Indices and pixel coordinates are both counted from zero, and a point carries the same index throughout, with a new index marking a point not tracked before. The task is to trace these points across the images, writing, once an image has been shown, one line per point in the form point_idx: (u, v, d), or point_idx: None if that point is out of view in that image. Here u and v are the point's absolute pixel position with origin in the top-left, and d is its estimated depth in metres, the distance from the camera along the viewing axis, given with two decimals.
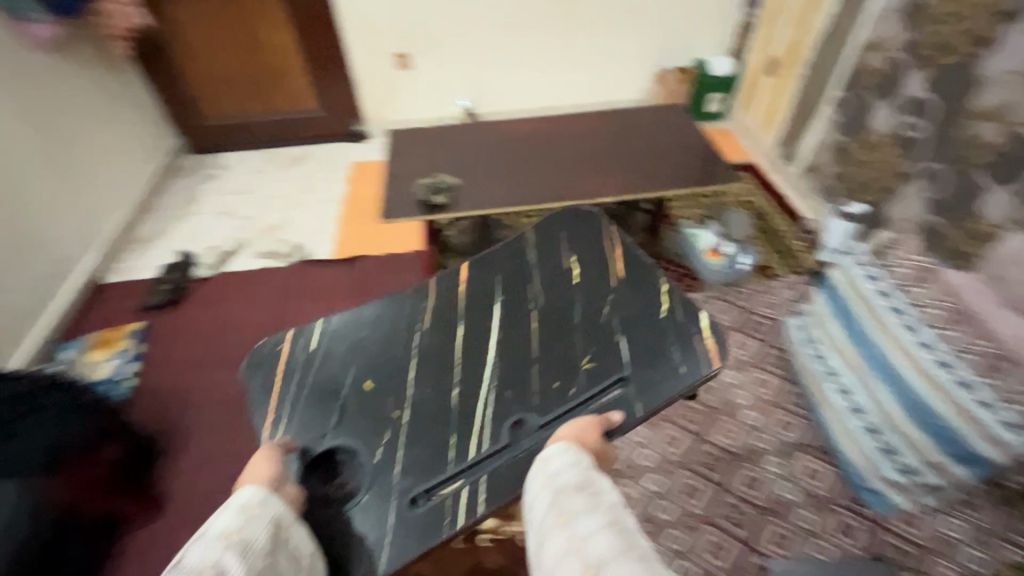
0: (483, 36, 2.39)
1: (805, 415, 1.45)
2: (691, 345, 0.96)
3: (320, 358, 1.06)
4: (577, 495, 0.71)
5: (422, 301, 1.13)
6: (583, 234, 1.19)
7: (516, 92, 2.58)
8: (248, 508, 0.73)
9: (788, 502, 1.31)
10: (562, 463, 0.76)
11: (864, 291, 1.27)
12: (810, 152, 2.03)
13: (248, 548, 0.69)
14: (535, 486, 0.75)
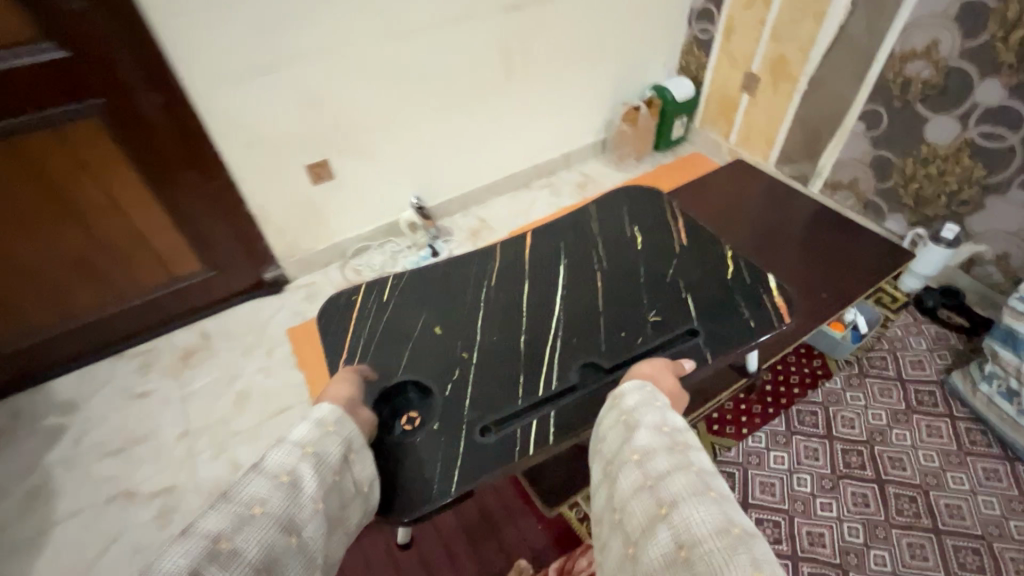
0: (420, 115, 1.75)
1: (966, 425, 1.33)
2: (761, 308, 1.28)
3: (390, 309, 1.38)
4: (658, 436, 0.86)
5: (490, 260, 1.50)
6: (647, 211, 1.59)
7: (467, 170, 2.01)
8: (324, 424, 0.85)
9: (999, 518, 1.18)
10: (635, 400, 0.95)
11: None
12: (832, 170, 1.87)
13: (327, 463, 0.81)
14: (615, 420, 0.93)
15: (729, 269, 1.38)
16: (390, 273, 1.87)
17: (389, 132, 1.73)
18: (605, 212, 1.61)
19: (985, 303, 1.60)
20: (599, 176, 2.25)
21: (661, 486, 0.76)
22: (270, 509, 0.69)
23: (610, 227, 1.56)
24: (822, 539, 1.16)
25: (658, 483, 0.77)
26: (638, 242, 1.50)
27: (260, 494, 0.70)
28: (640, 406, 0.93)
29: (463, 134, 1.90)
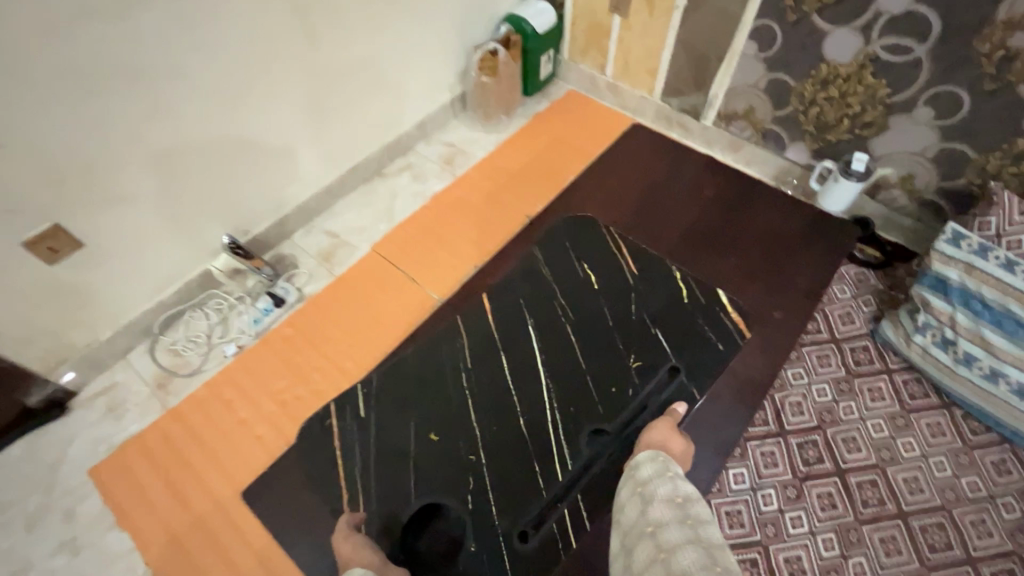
0: (200, 123, 1.21)
1: (901, 377, 1.26)
2: (724, 325, 1.30)
3: (374, 424, 1.20)
4: (668, 507, 0.81)
5: (456, 339, 1.30)
6: (588, 245, 1.45)
7: (292, 178, 1.50)
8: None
9: (951, 479, 1.13)
10: (650, 469, 0.91)
11: (1003, 277, 1.12)
12: (724, 100, 1.63)
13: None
14: (631, 490, 0.89)
15: (686, 291, 1.35)
16: (224, 344, 1.38)
17: (154, 159, 1.17)
18: (555, 255, 1.43)
19: (890, 226, 1.52)
20: (467, 144, 1.83)
21: (673, 564, 0.71)
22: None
23: (563, 273, 1.40)
24: (799, 562, 1.05)
25: (669, 560, 0.71)
26: (593, 282, 1.38)
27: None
28: (655, 475, 0.89)
29: (275, 133, 1.37)
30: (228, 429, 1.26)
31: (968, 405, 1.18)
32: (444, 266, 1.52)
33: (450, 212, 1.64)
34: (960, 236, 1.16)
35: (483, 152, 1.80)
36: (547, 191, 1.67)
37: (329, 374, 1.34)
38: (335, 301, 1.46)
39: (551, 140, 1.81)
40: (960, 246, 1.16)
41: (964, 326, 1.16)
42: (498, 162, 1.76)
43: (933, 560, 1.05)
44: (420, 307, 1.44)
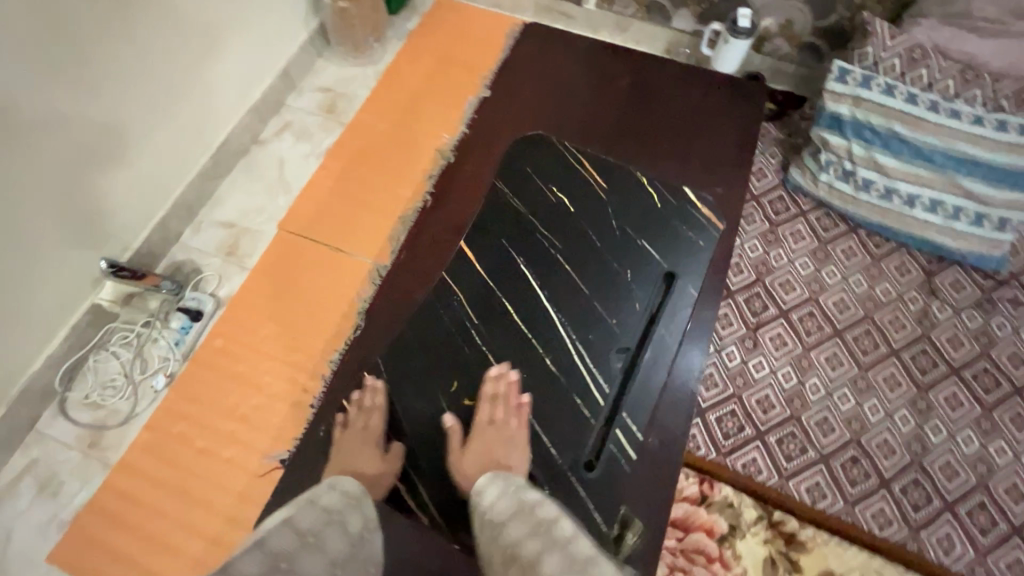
0: (17, 121, 0.98)
1: (815, 215, 1.38)
2: (695, 219, 1.34)
3: (399, 409, 1.14)
4: (495, 497, 0.92)
5: (451, 299, 1.24)
6: (551, 169, 1.39)
7: (151, 169, 1.27)
8: (348, 495, 0.87)
9: (870, 291, 1.30)
10: (486, 484, 0.95)
11: (888, 103, 1.23)
12: None
13: (349, 533, 0.81)
14: (478, 515, 0.92)
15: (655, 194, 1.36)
16: (151, 377, 1.22)
17: None
18: (521, 183, 1.38)
19: (777, 76, 1.57)
20: (344, 84, 1.63)
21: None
22: (295, 566, 0.70)
23: (528, 200, 1.35)
24: (768, 400, 1.18)
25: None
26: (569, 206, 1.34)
27: (295, 551, 0.72)
28: (514, 511, 0.88)
29: (120, 116, 1.16)
30: (192, 464, 1.15)
31: (871, 226, 1.33)
32: (372, 230, 1.40)
33: (352, 166, 1.49)
34: (846, 72, 1.25)
35: (365, 91, 1.62)
36: (450, 117, 1.56)
37: (282, 374, 1.23)
38: (258, 296, 1.32)
39: (437, 61, 1.65)
40: (846, 82, 1.25)
41: (860, 155, 1.27)
42: (386, 99, 1.59)
43: (867, 362, 1.23)
44: (357, 278, 1.34)
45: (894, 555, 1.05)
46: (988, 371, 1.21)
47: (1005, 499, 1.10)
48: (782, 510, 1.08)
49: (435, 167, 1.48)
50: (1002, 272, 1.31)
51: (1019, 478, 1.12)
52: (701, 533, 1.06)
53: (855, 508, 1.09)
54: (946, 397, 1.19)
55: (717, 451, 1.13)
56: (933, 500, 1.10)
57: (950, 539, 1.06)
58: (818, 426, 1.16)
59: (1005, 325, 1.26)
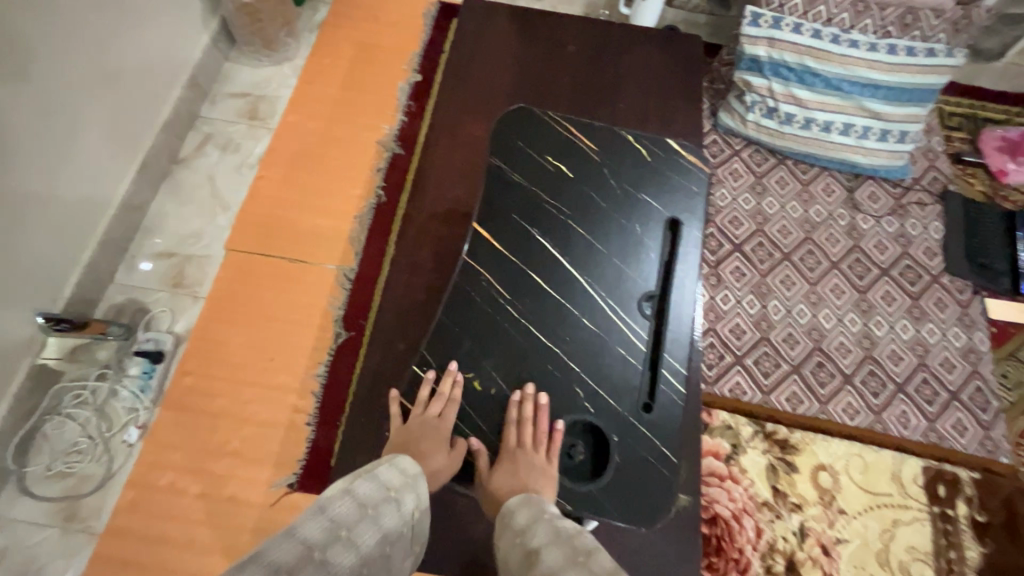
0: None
1: (749, 153, 1.49)
2: None
3: None
4: (545, 532, 0.66)
5: None
6: None
7: (66, 208, 1.14)
8: (407, 473, 0.72)
9: (806, 214, 1.44)
10: (525, 514, 0.69)
11: (798, 41, 1.34)
12: None
13: (400, 515, 0.67)
14: (507, 545, 0.68)
15: None
16: (120, 432, 1.13)
17: None
18: None
19: (691, 27, 1.66)
20: (262, 86, 1.53)
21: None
22: (329, 559, 0.55)
23: None
24: (740, 327, 1.29)
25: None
26: None
27: (330, 544, 0.57)
28: (531, 521, 0.68)
29: (18, 151, 1.02)
30: (189, 510, 1.08)
31: (799, 154, 1.45)
32: (334, 235, 1.35)
33: (296, 170, 1.41)
34: (758, 16, 1.34)
35: (286, 90, 1.53)
36: (388, 107, 1.51)
37: (269, 400, 1.18)
38: (222, 323, 1.24)
39: (357, 50, 1.59)
40: (759, 24, 1.35)
41: (780, 92, 1.38)
42: (312, 96, 1.51)
43: (814, 277, 1.36)
44: (325, 286, 1.29)
45: (867, 439, 1.19)
46: (910, 266, 1.39)
47: (942, 372, 1.28)
48: (773, 421, 1.20)
49: (380, 161, 1.44)
50: (906, 179, 1.49)
51: (949, 351, 1.30)
52: (711, 457, 1.15)
53: (829, 406, 1.23)
54: (883, 295, 1.35)
55: (707, 382, 1.22)
56: (888, 384, 1.26)
57: (907, 415, 1.23)
58: (785, 342, 1.28)
59: (917, 225, 1.44)
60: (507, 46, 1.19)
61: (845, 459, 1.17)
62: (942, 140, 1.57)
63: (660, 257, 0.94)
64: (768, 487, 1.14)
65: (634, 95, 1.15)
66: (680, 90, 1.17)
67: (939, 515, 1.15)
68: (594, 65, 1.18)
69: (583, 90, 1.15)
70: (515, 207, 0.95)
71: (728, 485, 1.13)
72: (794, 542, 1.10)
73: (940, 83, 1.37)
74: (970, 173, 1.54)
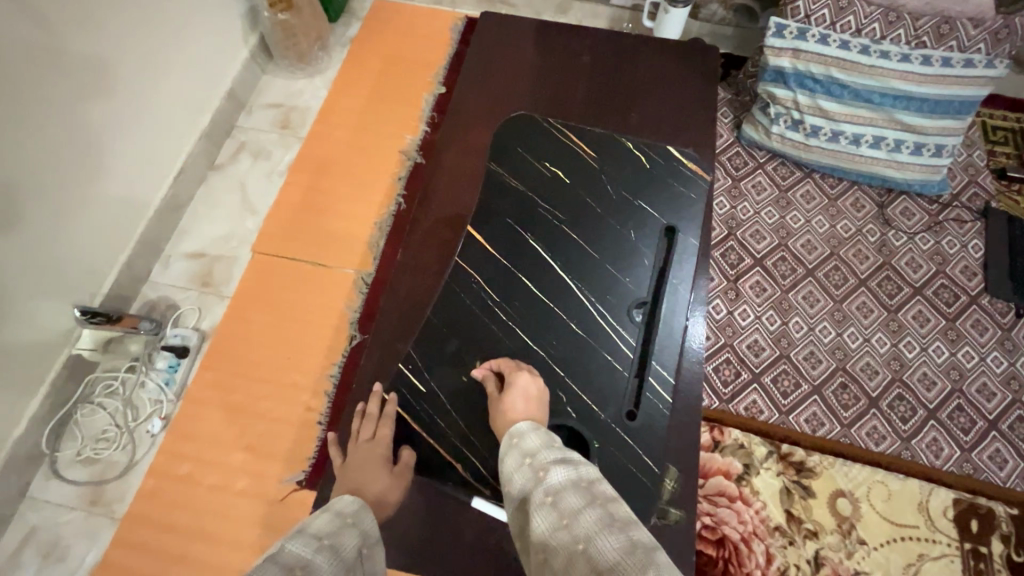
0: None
1: (773, 165, 1.45)
2: None
3: None
4: (555, 462, 0.60)
5: None
6: None
7: (107, 208, 1.21)
8: (345, 515, 0.68)
9: (833, 229, 1.38)
10: (535, 441, 0.64)
11: (826, 52, 1.30)
12: None
13: (345, 557, 0.62)
14: (511, 466, 0.62)
15: None
16: (145, 423, 1.19)
17: None
18: None
19: (719, 38, 1.65)
20: (295, 97, 1.60)
21: (595, 555, 0.49)
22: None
23: None
24: (759, 343, 1.24)
25: (590, 551, 0.50)
26: None
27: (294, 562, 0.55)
28: (543, 449, 0.63)
29: (63, 153, 1.09)
30: (204, 500, 1.12)
31: (825, 168, 1.41)
32: (352, 239, 1.39)
33: (320, 178, 1.47)
34: (782, 27, 1.31)
35: (317, 101, 1.59)
36: (412, 117, 1.55)
37: (286, 397, 1.21)
38: (245, 321, 1.29)
39: (385, 63, 1.64)
40: (784, 36, 1.32)
41: (806, 104, 1.34)
42: (341, 106, 1.57)
43: (840, 295, 1.31)
44: (342, 289, 1.33)
45: (892, 466, 1.13)
46: (946, 286, 1.32)
47: (979, 399, 1.20)
48: (789, 442, 1.15)
49: (401, 170, 1.48)
50: (944, 195, 1.42)
51: (987, 377, 1.22)
52: (720, 476, 1.11)
53: (851, 429, 1.17)
54: (914, 315, 1.29)
55: (720, 399, 1.19)
56: (918, 410, 1.19)
57: (938, 442, 1.16)
58: (806, 360, 1.23)
59: (954, 243, 1.37)
60: (524, 57, 1.21)
61: (867, 486, 1.11)
62: (984, 155, 1.49)
63: (655, 264, 0.93)
64: (782, 511, 1.09)
65: (649, 105, 1.15)
66: (695, 102, 1.16)
67: (970, 552, 1.07)
68: (609, 75, 1.19)
69: (595, 100, 1.16)
70: (509, 211, 0.98)
71: (741, 508, 1.09)
72: (808, 571, 1.05)
73: (980, 94, 1.30)
74: (1016, 189, 1.45)
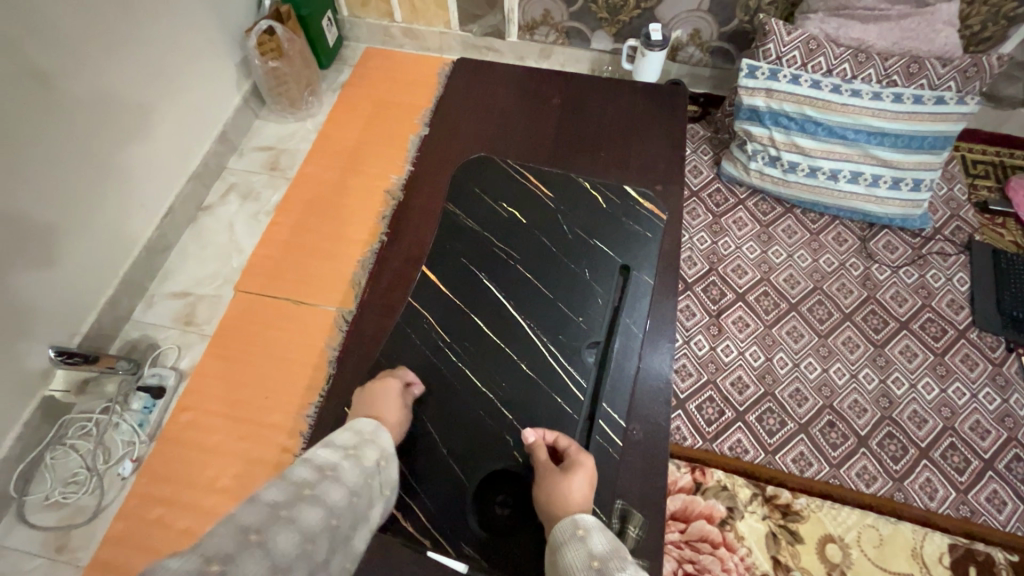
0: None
1: (751, 200, 1.46)
2: None
3: None
4: (623, 571, 0.54)
5: None
6: None
7: (92, 248, 1.23)
8: (363, 433, 0.71)
9: (815, 263, 1.38)
10: (604, 541, 0.60)
11: (798, 90, 1.33)
12: (521, 13, 1.65)
13: (365, 467, 0.66)
14: (571, 561, 0.58)
15: None
16: (117, 465, 1.17)
17: None
18: None
19: (697, 80, 1.70)
20: (285, 140, 1.64)
21: None
22: (320, 495, 0.58)
23: None
24: (742, 381, 1.22)
25: None
26: None
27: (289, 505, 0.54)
28: (608, 549, 0.58)
29: (45, 193, 1.10)
30: (171, 548, 1.08)
31: (803, 203, 1.42)
32: (333, 278, 1.40)
33: (304, 216, 1.49)
34: (754, 69, 1.35)
35: (307, 144, 1.64)
36: (396, 158, 1.59)
37: (260, 438, 1.19)
38: (223, 360, 1.28)
39: (375, 106, 1.69)
40: (756, 76, 1.35)
41: (782, 142, 1.36)
42: (329, 147, 1.61)
43: (824, 329, 1.29)
44: (323, 327, 1.33)
45: (884, 508, 1.09)
46: (933, 320, 1.30)
47: (972, 437, 1.16)
48: (774, 483, 1.11)
49: (387, 210, 1.50)
50: (926, 228, 1.42)
51: (981, 414, 1.19)
52: (703, 520, 1.07)
53: (841, 470, 1.13)
54: (901, 351, 1.26)
55: (703, 438, 1.16)
56: (909, 448, 1.15)
57: (932, 483, 1.11)
58: (792, 398, 1.20)
59: (938, 276, 1.36)
60: (498, 101, 1.25)
61: (857, 530, 1.07)
62: (966, 189, 1.49)
63: (608, 303, 0.95)
64: (769, 558, 1.05)
65: (621, 145, 1.18)
66: (666, 141, 1.18)
67: None
68: (579, 117, 1.22)
69: (568, 141, 1.18)
70: (465, 252, 1.01)
71: (728, 554, 1.05)
72: None
73: (954, 129, 1.32)
74: (1000, 222, 1.45)
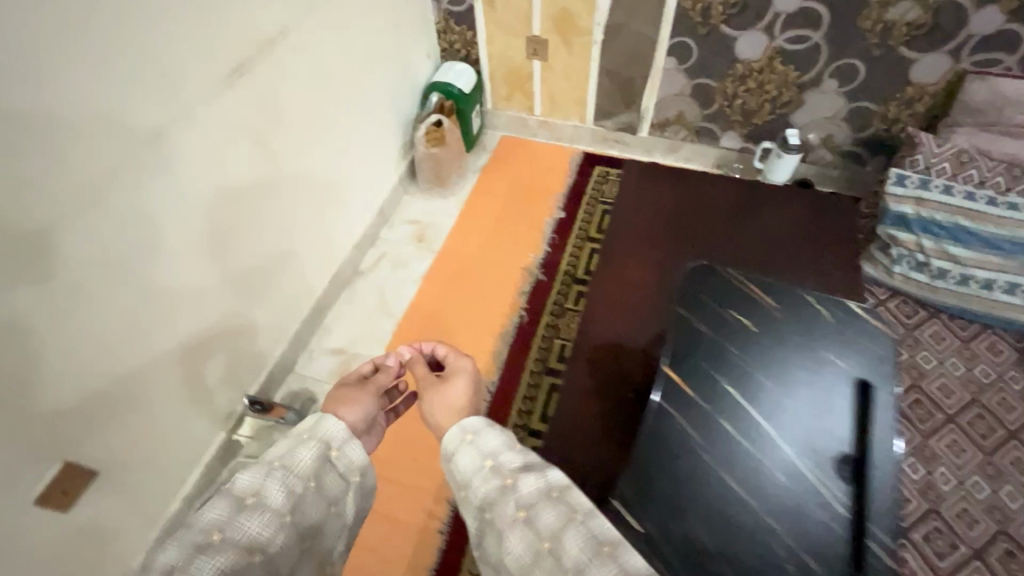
0: (191, 284, 1.06)
1: (893, 303, 1.46)
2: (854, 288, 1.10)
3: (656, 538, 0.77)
4: (519, 455, 0.62)
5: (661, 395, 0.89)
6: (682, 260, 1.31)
7: (278, 304, 1.35)
8: (304, 432, 0.69)
9: (970, 373, 1.33)
10: (494, 438, 0.65)
11: (950, 200, 1.34)
12: (655, 111, 1.79)
13: (301, 472, 0.64)
14: (467, 462, 0.63)
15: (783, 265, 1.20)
16: None
17: (162, 332, 1.02)
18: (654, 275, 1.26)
19: (825, 179, 1.75)
20: (431, 215, 1.80)
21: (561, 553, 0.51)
22: (235, 530, 0.56)
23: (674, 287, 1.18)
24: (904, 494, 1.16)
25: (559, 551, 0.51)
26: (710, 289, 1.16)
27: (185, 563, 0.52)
28: (495, 442, 0.64)
29: (260, 255, 1.23)
30: None
31: (952, 310, 1.40)
32: (477, 350, 1.48)
33: (449, 287, 1.61)
34: (903, 177, 1.39)
35: (450, 220, 1.78)
36: (533, 238, 1.70)
37: (408, 501, 1.24)
38: None
39: (513, 189, 1.84)
40: (906, 185, 1.39)
41: (930, 248, 1.37)
42: (471, 225, 1.76)
43: (988, 445, 1.23)
44: None
45: None
46: None
47: None
48: None
49: (525, 286, 1.59)
50: None
51: None
52: None
53: None
54: None
55: None
56: None
57: None
58: (961, 519, 1.13)
59: None
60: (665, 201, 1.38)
61: None
62: None
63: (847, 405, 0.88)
64: None
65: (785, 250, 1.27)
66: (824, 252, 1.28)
67: None
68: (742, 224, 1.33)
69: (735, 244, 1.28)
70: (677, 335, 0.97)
71: None
72: None
73: None
74: None
